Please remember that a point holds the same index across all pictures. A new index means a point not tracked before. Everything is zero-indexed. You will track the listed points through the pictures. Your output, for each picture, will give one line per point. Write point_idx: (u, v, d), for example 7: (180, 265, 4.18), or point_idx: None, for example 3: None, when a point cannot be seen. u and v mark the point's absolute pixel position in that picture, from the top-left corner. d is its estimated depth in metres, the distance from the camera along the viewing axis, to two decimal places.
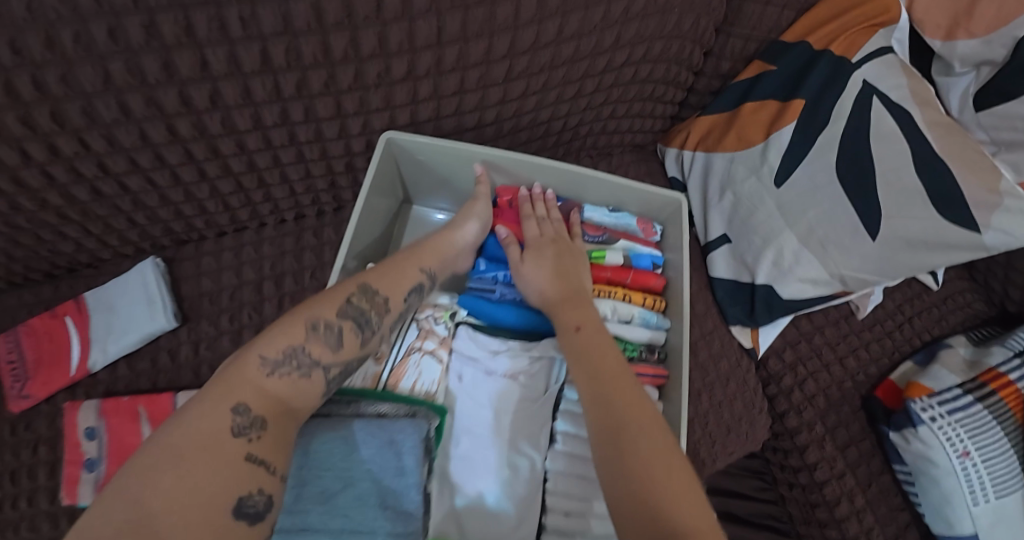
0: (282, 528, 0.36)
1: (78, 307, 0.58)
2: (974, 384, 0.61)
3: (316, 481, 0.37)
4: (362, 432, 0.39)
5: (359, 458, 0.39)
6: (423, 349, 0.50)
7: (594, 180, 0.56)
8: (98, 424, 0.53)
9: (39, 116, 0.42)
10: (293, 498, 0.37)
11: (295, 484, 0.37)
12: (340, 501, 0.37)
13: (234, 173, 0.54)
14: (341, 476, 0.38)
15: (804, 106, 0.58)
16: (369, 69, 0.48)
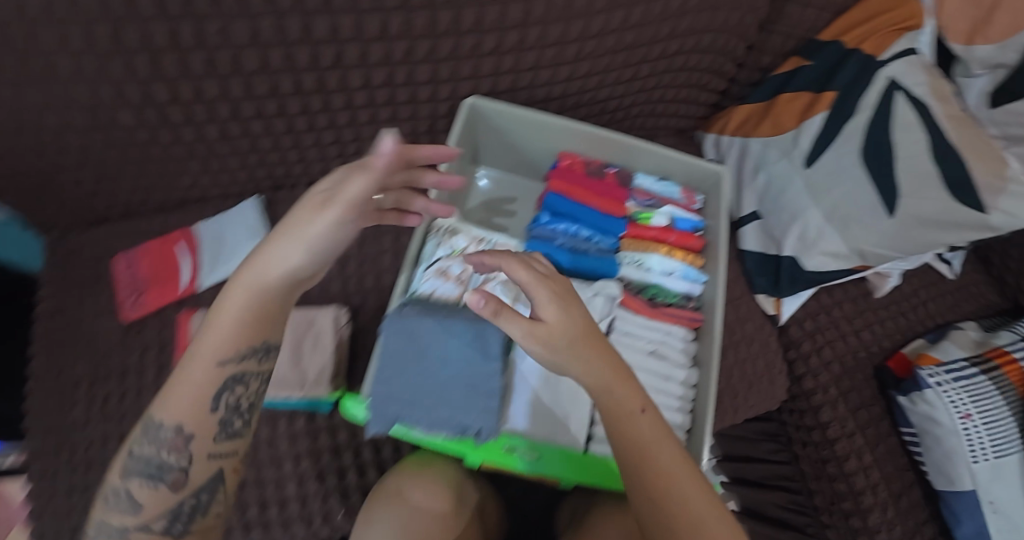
0: (393, 393, 0.43)
1: (187, 236, 0.67)
2: (980, 358, 0.68)
3: (418, 362, 0.44)
4: (455, 324, 0.45)
5: (451, 345, 0.45)
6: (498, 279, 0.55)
7: (646, 151, 0.64)
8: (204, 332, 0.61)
9: (195, 61, 0.50)
10: (399, 370, 0.44)
11: (401, 360, 0.43)
12: (435, 381, 0.44)
13: (335, 127, 0.63)
14: (439, 357, 0.44)
15: (834, 97, 0.66)
16: (465, 42, 0.56)
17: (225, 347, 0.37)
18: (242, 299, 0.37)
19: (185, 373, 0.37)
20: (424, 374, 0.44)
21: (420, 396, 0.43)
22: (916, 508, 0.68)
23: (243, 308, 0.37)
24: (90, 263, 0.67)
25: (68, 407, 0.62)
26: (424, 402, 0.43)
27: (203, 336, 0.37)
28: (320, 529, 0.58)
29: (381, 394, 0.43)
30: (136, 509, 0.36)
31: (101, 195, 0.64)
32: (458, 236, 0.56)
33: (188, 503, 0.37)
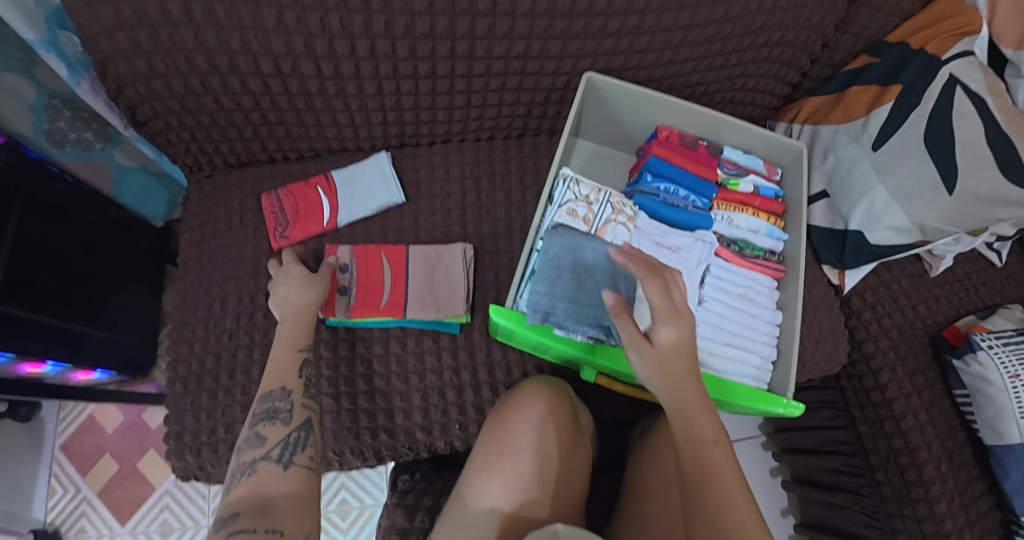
0: (550, 294, 0.52)
1: (327, 182, 0.74)
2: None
3: (570, 270, 0.53)
4: (601, 246, 0.55)
5: (597, 261, 0.54)
6: (618, 221, 0.63)
7: (733, 126, 0.73)
8: (351, 262, 0.68)
9: (377, 22, 0.61)
10: (553, 276, 0.53)
11: (559, 268, 0.53)
12: (587, 287, 0.53)
13: (468, 91, 0.72)
14: (587, 270, 0.54)
15: (901, 90, 0.75)
16: (594, 23, 0.66)
17: (301, 338, 0.56)
18: (297, 322, 0.57)
19: (278, 364, 0.53)
20: (580, 281, 0.53)
21: (572, 298, 0.52)
22: (967, 465, 0.76)
23: (292, 328, 0.57)
24: (237, 200, 0.75)
25: (215, 320, 0.69)
26: (580, 303, 0.52)
27: (277, 346, 0.55)
28: (437, 438, 0.66)
29: (543, 291, 0.52)
30: (261, 441, 0.45)
31: (256, 139, 0.73)
32: (582, 183, 0.63)
33: (293, 440, 0.46)
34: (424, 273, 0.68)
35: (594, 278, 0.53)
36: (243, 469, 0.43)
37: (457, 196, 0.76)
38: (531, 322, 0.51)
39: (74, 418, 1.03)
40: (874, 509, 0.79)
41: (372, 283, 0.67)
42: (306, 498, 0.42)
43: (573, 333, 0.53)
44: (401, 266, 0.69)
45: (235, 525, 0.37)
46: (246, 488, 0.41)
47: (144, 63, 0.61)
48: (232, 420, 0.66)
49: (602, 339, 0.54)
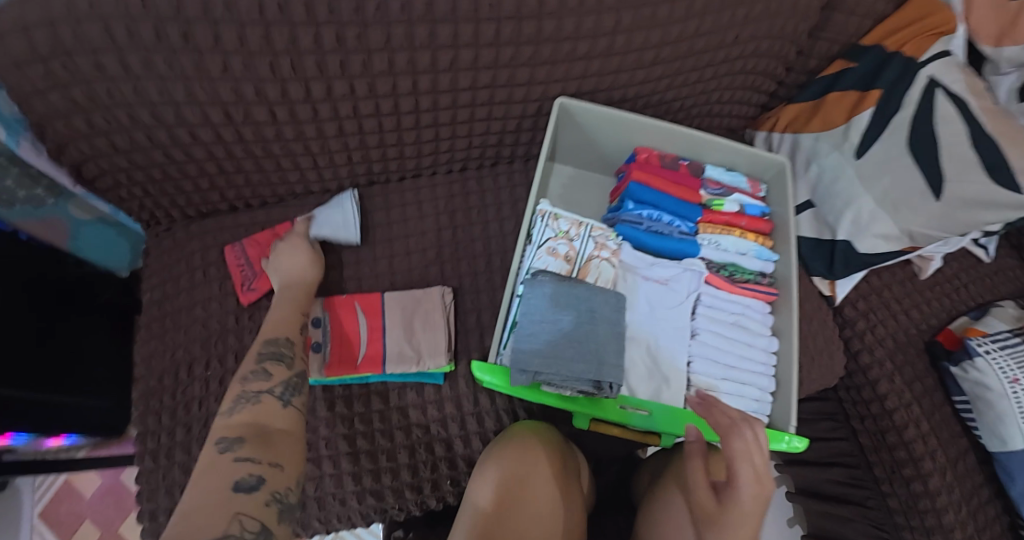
0: (534, 347, 0.49)
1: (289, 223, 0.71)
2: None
3: (555, 320, 0.50)
4: (588, 290, 0.52)
5: (584, 308, 0.51)
6: (601, 257, 0.60)
7: (714, 144, 0.70)
8: (324, 314, 0.64)
9: (331, 62, 0.57)
10: (537, 328, 0.49)
11: (544, 318, 0.50)
12: (574, 339, 0.50)
13: (436, 124, 0.69)
14: (573, 318, 0.51)
15: (880, 95, 0.73)
16: (562, 48, 0.63)
17: (302, 305, 0.62)
18: (302, 289, 0.63)
19: (281, 321, 0.59)
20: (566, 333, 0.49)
21: (560, 351, 0.49)
22: (972, 471, 0.74)
23: (293, 297, 0.62)
24: (198, 254, 0.70)
25: (183, 387, 0.65)
26: (568, 357, 0.49)
27: (279, 307, 0.60)
28: (428, 496, 0.63)
29: (528, 348, 0.48)
30: (268, 376, 0.52)
31: (214, 190, 0.69)
32: (561, 218, 0.60)
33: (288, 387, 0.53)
34: (402, 323, 0.65)
35: (579, 327, 0.50)
36: (248, 396, 0.49)
37: (432, 234, 0.73)
38: (518, 381, 0.48)
39: (49, 485, 0.98)
40: (880, 520, 0.79)
41: (348, 340, 0.64)
42: (297, 437, 0.50)
43: (563, 388, 0.50)
44: (378, 318, 0.65)
45: (242, 449, 0.43)
46: (249, 415, 0.47)
47: (82, 121, 0.57)
48: None
49: (594, 393, 0.51)
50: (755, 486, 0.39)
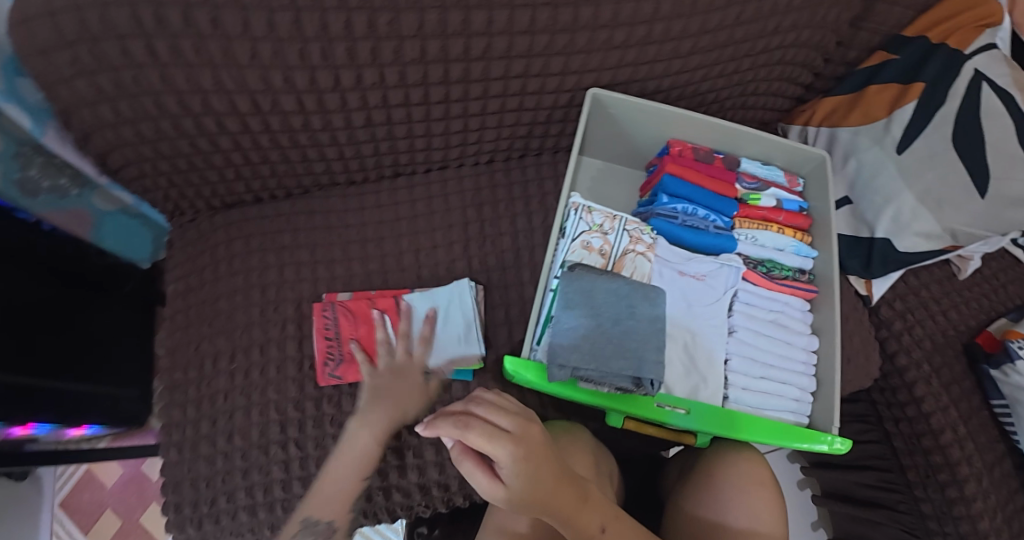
0: (573, 346, 0.47)
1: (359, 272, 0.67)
2: None
3: (595, 317, 0.48)
4: (627, 287, 0.50)
5: (624, 305, 0.49)
6: (637, 251, 0.59)
7: (751, 136, 0.69)
8: (339, 314, 0.65)
9: (362, 49, 0.56)
10: (577, 327, 0.48)
11: (583, 315, 0.48)
12: (613, 335, 0.48)
13: (466, 115, 0.67)
14: (612, 316, 0.49)
15: (924, 88, 0.71)
16: (597, 36, 0.61)
17: (365, 455, 0.56)
18: (376, 429, 0.56)
19: (336, 489, 0.55)
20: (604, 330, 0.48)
21: (600, 349, 0.47)
22: (1008, 477, 0.72)
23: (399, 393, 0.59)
24: (222, 245, 0.69)
25: (207, 379, 0.64)
26: (607, 354, 0.47)
27: (364, 438, 0.56)
28: (455, 494, 0.61)
29: (567, 344, 0.47)
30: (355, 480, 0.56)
31: (239, 180, 0.68)
32: (595, 212, 0.59)
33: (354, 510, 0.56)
34: (427, 323, 0.65)
35: (619, 325, 0.48)
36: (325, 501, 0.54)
37: (459, 227, 0.71)
38: (556, 379, 0.46)
39: (70, 475, 0.98)
40: (913, 526, 0.76)
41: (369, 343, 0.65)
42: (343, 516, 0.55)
43: (600, 385, 0.49)
44: (401, 319, 0.65)
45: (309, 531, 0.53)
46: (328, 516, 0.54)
47: (110, 109, 0.56)
48: (233, 488, 0.61)
49: (633, 391, 0.49)
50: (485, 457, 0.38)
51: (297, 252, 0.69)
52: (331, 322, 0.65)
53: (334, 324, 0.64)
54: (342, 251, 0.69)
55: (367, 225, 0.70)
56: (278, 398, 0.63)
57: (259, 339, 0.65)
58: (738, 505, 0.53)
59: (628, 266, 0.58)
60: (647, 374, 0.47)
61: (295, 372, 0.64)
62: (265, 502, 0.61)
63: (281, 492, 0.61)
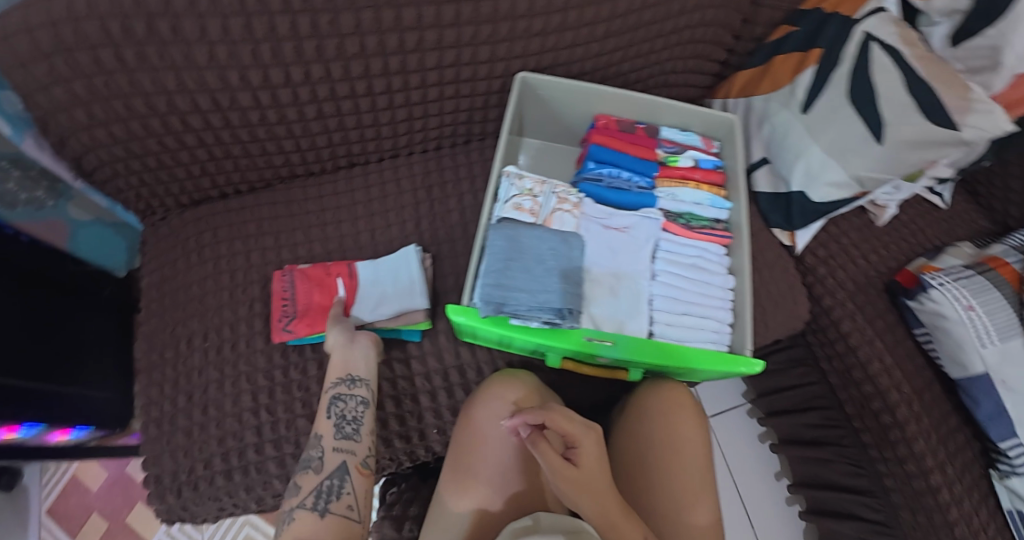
0: (497, 285, 0.53)
1: (347, 271, 0.71)
2: (979, 265, 0.79)
3: (518, 259, 0.54)
4: (549, 233, 0.57)
5: (545, 248, 0.56)
6: (563, 209, 0.65)
7: (668, 106, 0.76)
8: (296, 282, 0.69)
9: (308, 47, 0.63)
10: (500, 269, 0.53)
11: (506, 258, 0.54)
12: (536, 273, 0.54)
13: (409, 104, 0.74)
14: (536, 257, 0.55)
15: (822, 53, 0.78)
16: (519, 25, 0.68)
17: (333, 374, 0.58)
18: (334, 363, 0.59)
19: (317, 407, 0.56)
20: (528, 269, 0.54)
21: (523, 286, 0.53)
22: (939, 401, 0.78)
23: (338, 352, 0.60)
24: (193, 237, 0.75)
25: (184, 359, 0.69)
26: (531, 290, 0.53)
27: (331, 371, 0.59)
28: (416, 446, 0.67)
29: (494, 283, 0.53)
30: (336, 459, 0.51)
31: (206, 176, 0.74)
32: (525, 178, 0.66)
33: (344, 427, 0.54)
34: (373, 286, 0.69)
35: (542, 265, 0.54)
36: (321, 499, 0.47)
37: (410, 207, 0.78)
38: (485, 314, 0.52)
39: (57, 481, 1.01)
40: (857, 457, 0.83)
41: (320, 301, 0.69)
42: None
43: (529, 320, 0.54)
44: (352, 283, 0.70)
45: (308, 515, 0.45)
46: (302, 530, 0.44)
47: (84, 113, 0.62)
48: (210, 455, 0.66)
49: (557, 323, 0.54)
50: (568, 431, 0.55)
51: (262, 238, 0.75)
52: (288, 287, 0.69)
53: (291, 287, 0.69)
54: (303, 235, 0.75)
55: (325, 211, 0.77)
56: (248, 370, 0.68)
57: (229, 318, 0.70)
58: (686, 421, 0.61)
59: (556, 222, 0.64)
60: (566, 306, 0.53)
61: (263, 344, 0.69)
62: (240, 466, 0.65)
63: (255, 454, 0.65)
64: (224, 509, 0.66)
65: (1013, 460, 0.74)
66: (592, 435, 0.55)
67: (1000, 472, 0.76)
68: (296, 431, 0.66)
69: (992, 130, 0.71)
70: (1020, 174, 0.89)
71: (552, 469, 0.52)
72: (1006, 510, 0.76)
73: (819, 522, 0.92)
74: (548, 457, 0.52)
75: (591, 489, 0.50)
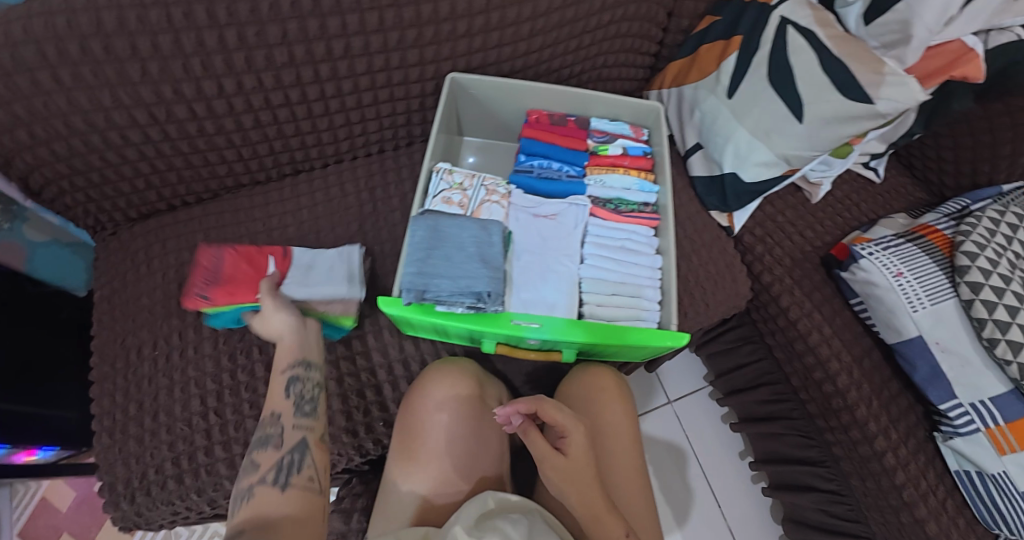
0: (414, 274, 0.55)
1: (282, 254, 0.70)
2: (912, 233, 0.82)
3: (437, 248, 0.57)
4: (469, 222, 0.59)
5: (464, 236, 0.59)
6: (492, 200, 0.67)
7: (595, 98, 0.80)
8: (223, 257, 0.67)
9: (237, 59, 0.65)
10: (418, 260, 0.56)
11: (425, 248, 0.57)
12: (456, 260, 0.57)
13: (344, 110, 0.76)
14: (455, 245, 0.58)
15: (742, 40, 0.81)
16: (444, 28, 0.70)
17: (286, 359, 0.58)
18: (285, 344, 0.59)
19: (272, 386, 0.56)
20: (449, 256, 0.56)
21: (443, 273, 0.56)
22: (879, 367, 0.80)
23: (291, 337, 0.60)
24: (142, 250, 0.77)
25: (134, 368, 0.71)
26: (449, 276, 0.55)
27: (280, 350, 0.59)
28: (364, 439, 0.67)
29: (414, 271, 0.55)
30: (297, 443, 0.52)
31: (151, 189, 0.77)
32: (455, 173, 0.68)
33: (301, 407, 0.55)
34: (303, 269, 0.69)
35: (462, 252, 0.57)
36: (287, 464, 0.49)
37: (354, 209, 0.80)
38: (408, 301, 0.54)
39: (28, 503, 1.02)
40: (806, 429, 0.86)
41: (246, 269, 0.67)
42: (310, 520, 0.45)
43: (453, 305, 0.57)
44: (285, 262, 0.69)
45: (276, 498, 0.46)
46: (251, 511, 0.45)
47: (26, 132, 0.63)
48: (161, 460, 0.67)
49: (480, 307, 0.57)
50: (564, 423, 0.53)
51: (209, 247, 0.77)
52: (215, 262, 0.66)
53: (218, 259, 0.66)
54: (250, 241, 0.78)
55: (271, 217, 0.79)
56: (197, 374, 0.70)
57: (177, 326, 0.72)
58: (613, 409, 0.65)
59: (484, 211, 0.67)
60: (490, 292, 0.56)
61: (211, 349, 0.71)
62: (191, 469, 0.66)
63: (205, 457, 0.66)
64: (179, 513, 0.67)
65: (953, 420, 0.74)
66: (578, 423, 0.54)
67: (943, 434, 0.76)
68: (245, 431, 0.67)
69: (906, 100, 0.71)
70: (950, 145, 0.92)
71: (541, 454, 0.52)
72: (952, 471, 0.76)
73: (781, 496, 0.95)
74: (538, 443, 0.52)
75: (579, 480, 0.50)
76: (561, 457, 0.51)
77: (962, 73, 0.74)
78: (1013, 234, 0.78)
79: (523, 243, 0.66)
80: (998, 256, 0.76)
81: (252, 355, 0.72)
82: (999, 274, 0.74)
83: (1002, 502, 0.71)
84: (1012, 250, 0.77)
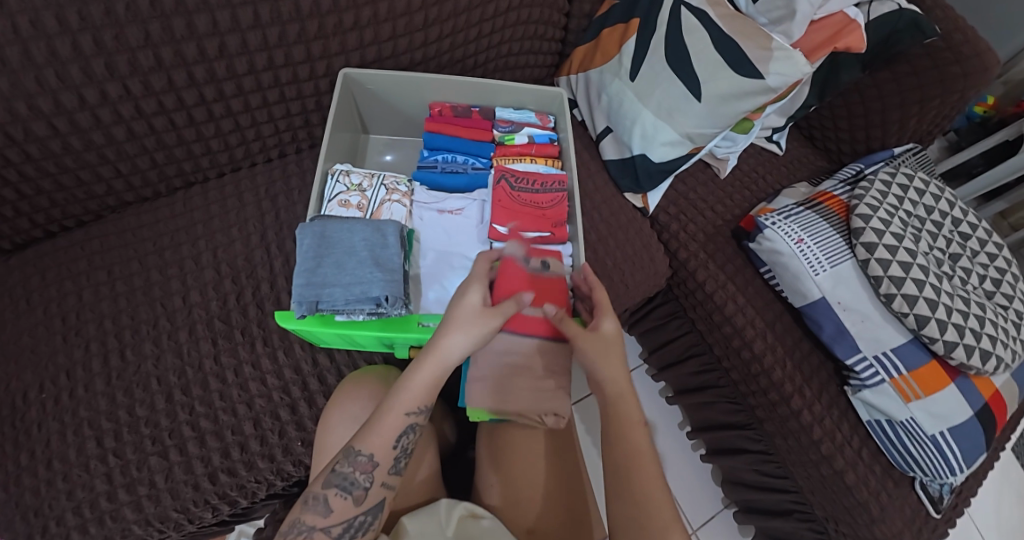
0: (303, 290, 0.57)
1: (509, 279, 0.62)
2: (816, 201, 0.86)
3: (330, 257, 0.59)
4: (361, 225, 0.61)
5: (355, 240, 0.60)
6: (392, 200, 0.71)
7: (498, 88, 0.81)
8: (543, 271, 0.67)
9: (97, 67, 0.59)
10: (309, 274, 0.58)
11: (318, 258, 0.59)
12: (346, 267, 0.59)
13: (232, 114, 0.72)
14: (348, 250, 0.60)
15: (640, 23, 0.82)
16: (328, 21, 0.67)
17: (414, 401, 0.49)
18: (429, 371, 0.50)
19: (381, 418, 0.49)
20: (339, 264, 0.59)
21: (337, 282, 0.58)
22: (790, 329, 0.84)
23: (430, 377, 0.50)
24: (18, 284, 0.70)
25: (18, 415, 0.64)
26: (344, 284, 0.58)
27: (401, 392, 0.50)
28: (283, 462, 0.66)
29: (304, 283, 0.57)
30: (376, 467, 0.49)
31: (22, 216, 0.69)
32: (352, 174, 0.72)
33: (399, 461, 0.50)
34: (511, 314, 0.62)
35: (352, 256, 0.59)
36: (395, 465, 0.50)
37: (255, 219, 0.77)
38: (299, 314, 0.57)
39: None
40: (735, 395, 0.88)
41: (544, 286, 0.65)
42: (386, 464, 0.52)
43: (354, 314, 0.59)
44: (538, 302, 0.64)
45: (371, 486, 0.48)
46: (341, 502, 0.47)
47: None
48: (61, 511, 0.60)
49: (381, 311, 0.60)
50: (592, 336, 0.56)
51: (95, 274, 0.71)
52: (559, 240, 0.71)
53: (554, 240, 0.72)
54: (138, 264, 0.72)
55: (163, 235, 0.74)
56: (89, 415, 0.64)
57: (61, 366, 0.66)
58: None
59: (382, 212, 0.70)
60: (389, 296, 0.58)
61: (104, 386, 0.66)
62: (93, 518, 0.60)
63: (108, 502, 0.61)
64: None
65: (860, 374, 0.77)
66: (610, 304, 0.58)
67: (852, 387, 0.79)
68: (150, 470, 0.63)
69: (794, 73, 0.72)
70: (845, 115, 0.97)
71: (627, 451, 0.50)
72: (865, 422, 0.79)
73: (719, 460, 0.96)
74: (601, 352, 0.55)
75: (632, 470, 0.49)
76: (647, 470, 0.48)
77: (846, 44, 0.76)
78: (903, 194, 0.83)
79: (428, 240, 0.71)
80: (890, 216, 0.79)
81: (151, 387, 0.67)
82: (892, 233, 0.77)
83: (912, 446, 0.74)
84: (903, 210, 0.81)
